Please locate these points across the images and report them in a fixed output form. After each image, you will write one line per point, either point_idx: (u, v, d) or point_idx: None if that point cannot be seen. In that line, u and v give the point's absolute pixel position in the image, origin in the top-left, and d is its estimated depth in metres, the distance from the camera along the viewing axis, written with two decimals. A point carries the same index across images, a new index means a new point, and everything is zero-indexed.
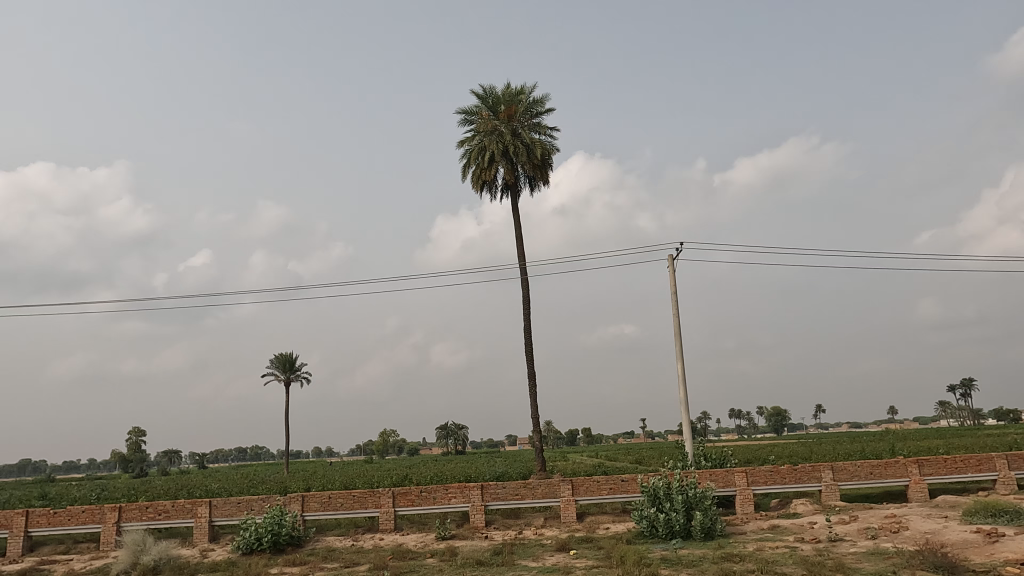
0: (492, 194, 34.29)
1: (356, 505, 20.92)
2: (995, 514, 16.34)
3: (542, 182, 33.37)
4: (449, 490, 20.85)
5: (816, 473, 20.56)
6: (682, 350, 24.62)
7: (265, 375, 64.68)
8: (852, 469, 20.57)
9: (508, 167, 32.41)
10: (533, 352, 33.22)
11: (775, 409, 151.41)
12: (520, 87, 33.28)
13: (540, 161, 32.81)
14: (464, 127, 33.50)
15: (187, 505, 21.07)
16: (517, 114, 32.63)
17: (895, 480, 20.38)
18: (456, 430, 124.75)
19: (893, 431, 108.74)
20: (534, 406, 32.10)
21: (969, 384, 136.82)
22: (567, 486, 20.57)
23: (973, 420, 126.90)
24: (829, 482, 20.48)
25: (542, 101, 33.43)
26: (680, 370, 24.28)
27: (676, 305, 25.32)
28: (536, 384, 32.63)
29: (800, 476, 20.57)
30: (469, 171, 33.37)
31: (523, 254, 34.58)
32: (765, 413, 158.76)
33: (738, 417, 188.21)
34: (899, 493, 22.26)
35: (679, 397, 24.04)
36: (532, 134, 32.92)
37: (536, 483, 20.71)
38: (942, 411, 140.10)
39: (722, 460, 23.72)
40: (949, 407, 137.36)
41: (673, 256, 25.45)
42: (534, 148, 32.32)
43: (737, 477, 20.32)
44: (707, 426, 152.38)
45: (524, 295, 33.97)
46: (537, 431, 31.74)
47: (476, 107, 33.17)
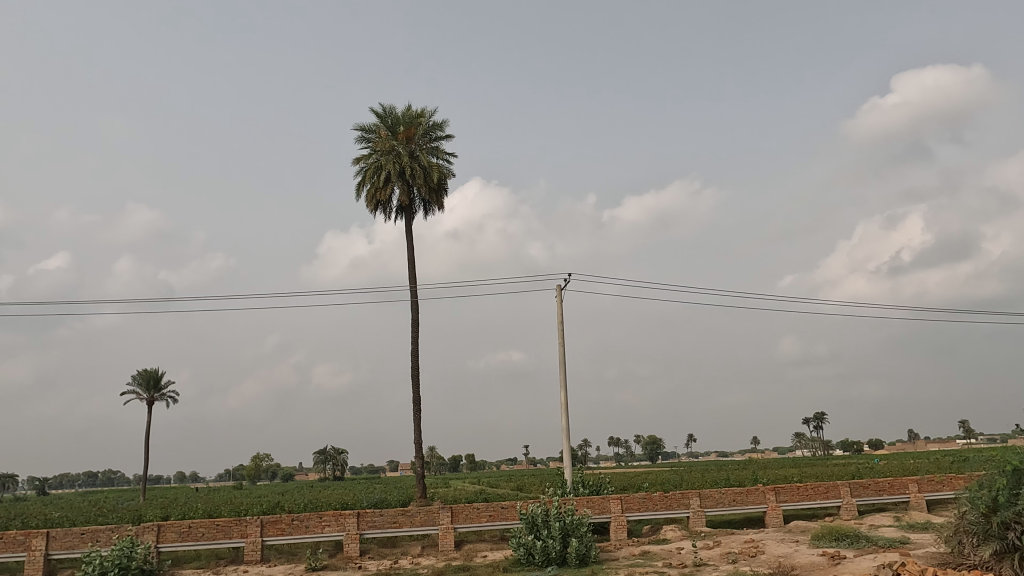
0: (385, 214, 33.84)
1: (220, 534, 19.52)
2: (838, 538, 17.82)
3: (437, 206, 33.34)
4: (323, 518, 19.96)
5: (684, 499, 21.55)
6: (565, 377, 25.20)
7: (124, 393, 59.44)
8: (717, 496, 21.71)
9: (404, 188, 32.12)
10: (419, 375, 32.75)
11: (651, 438, 157.79)
12: (420, 109, 33.22)
13: (436, 185, 32.75)
14: (360, 145, 32.98)
15: (20, 537, 18.81)
16: (415, 137, 32.52)
17: (754, 506, 21.76)
18: (335, 455, 119.99)
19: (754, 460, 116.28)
20: (418, 433, 31.54)
21: (821, 417, 149.23)
22: (446, 513, 20.26)
23: (824, 450, 138.33)
24: (696, 508, 21.51)
25: (441, 126, 33.53)
26: (563, 398, 24.81)
27: (562, 333, 25.97)
28: (420, 410, 32.12)
29: (670, 503, 21.46)
30: (364, 190, 32.82)
31: (414, 277, 34.24)
32: (642, 442, 164.68)
33: (617, 445, 194.46)
34: (757, 519, 23.76)
35: (561, 423, 24.48)
36: (430, 157, 32.90)
37: (415, 510, 20.29)
38: (798, 441, 151.61)
39: (598, 487, 24.30)
40: (804, 438, 148.98)
41: (561, 286, 26.12)
42: (431, 171, 32.21)
43: (612, 504, 20.88)
44: (588, 453, 155.83)
45: (414, 318, 33.56)
46: (419, 457, 31.08)
47: (374, 125, 32.76)
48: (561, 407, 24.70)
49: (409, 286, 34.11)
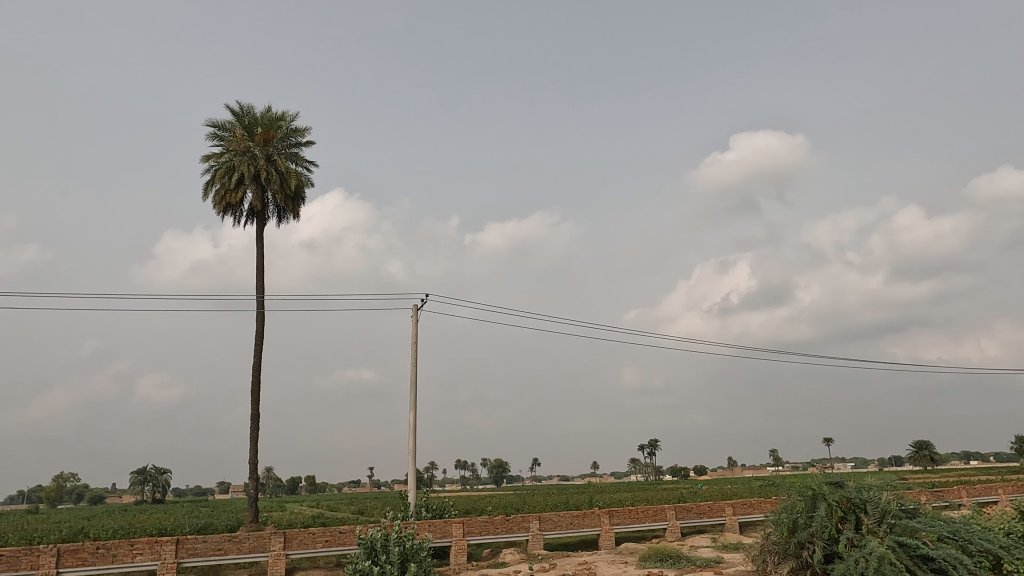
0: (234, 218, 31.83)
1: (4, 566, 16.99)
2: (662, 559, 18.99)
3: (292, 214, 31.90)
4: (135, 546, 18.03)
5: (525, 523, 21.94)
6: (416, 398, 24.88)
7: None
8: (555, 519, 22.35)
9: (257, 193, 30.42)
10: (259, 391, 30.80)
11: (497, 461, 159.81)
12: (281, 112, 31.81)
13: (293, 192, 31.37)
14: (211, 142, 30.88)
15: None
16: (273, 140, 31.03)
17: (589, 529, 22.65)
18: (156, 475, 109.45)
19: (593, 483, 121.50)
20: (254, 452, 29.56)
21: (655, 444, 159.17)
22: (278, 539, 19.10)
23: (656, 475, 147.60)
24: (535, 532, 21.97)
25: (302, 132, 32.29)
26: (411, 419, 24.46)
27: (416, 354, 25.70)
28: (258, 428, 30.16)
29: (510, 526, 21.75)
30: (211, 190, 30.68)
31: (262, 286, 32.39)
32: (488, 465, 166.12)
33: (463, 468, 194.66)
34: (592, 541, 24.72)
35: (408, 445, 24.09)
36: (288, 163, 31.52)
37: (243, 536, 18.91)
38: (632, 466, 160.44)
39: (442, 511, 24.09)
40: (638, 463, 157.93)
41: (418, 306, 25.95)
42: (288, 178, 30.83)
43: (454, 527, 20.79)
44: (434, 476, 154.41)
45: (259, 330, 31.67)
46: (253, 479, 29.06)
47: (229, 123, 30.87)
48: (409, 428, 24.33)
49: (256, 295, 32.20)
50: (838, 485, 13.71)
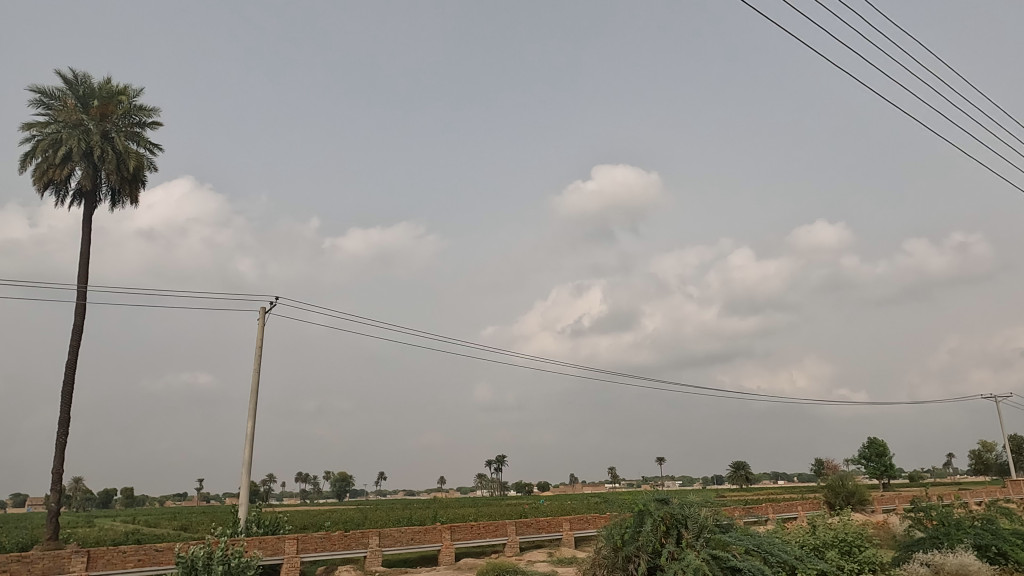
0: (58, 197, 28.52)
1: None
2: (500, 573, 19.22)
3: (128, 198, 29.11)
4: None
5: (363, 539, 21.34)
6: (256, 406, 23.46)
7: None
8: (396, 535, 21.95)
9: (87, 172, 27.45)
10: (71, 392, 27.50)
11: (341, 474, 154.34)
12: (124, 86, 29.05)
13: (131, 175, 28.66)
14: (34, 110, 27.48)
15: None
16: (112, 115, 28.24)
17: (430, 544, 22.46)
18: None
19: (438, 499, 120.76)
20: (59, 461, 26.28)
21: (502, 460, 161.74)
22: (80, 559, 17.07)
23: (501, 490, 149.95)
24: (374, 548, 21.40)
25: (147, 110, 29.67)
26: (249, 429, 23.00)
27: (259, 360, 24.29)
28: (67, 434, 26.89)
29: (348, 542, 21.04)
30: (31, 163, 27.25)
31: (85, 274, 29.13)
32: (331, 479, 159.80)
33: (304, 481, 186.03)
34: (431, 558, 24.54)
35: (243, 456, 22.61)
36: (128, 142, 28.76)
37: (36, 557, 16.72)
38: (479, 482, 161.57)
39: (275, 526, 22.77)
40: (485, 479, 159.42)
41: (265, 310, 24.68)
42: (127, 159, 28.12)
43: (287, 544, 19.74)
44: (271, 490, 145.84)
45: (77, 323, 28.39)
46: (56, 491, 25.77)
47: (59, 91, 27.65)
48: (247, 438, 22.86)
49: (77, 285, 28.89)
50: (664, 501, 14.69)
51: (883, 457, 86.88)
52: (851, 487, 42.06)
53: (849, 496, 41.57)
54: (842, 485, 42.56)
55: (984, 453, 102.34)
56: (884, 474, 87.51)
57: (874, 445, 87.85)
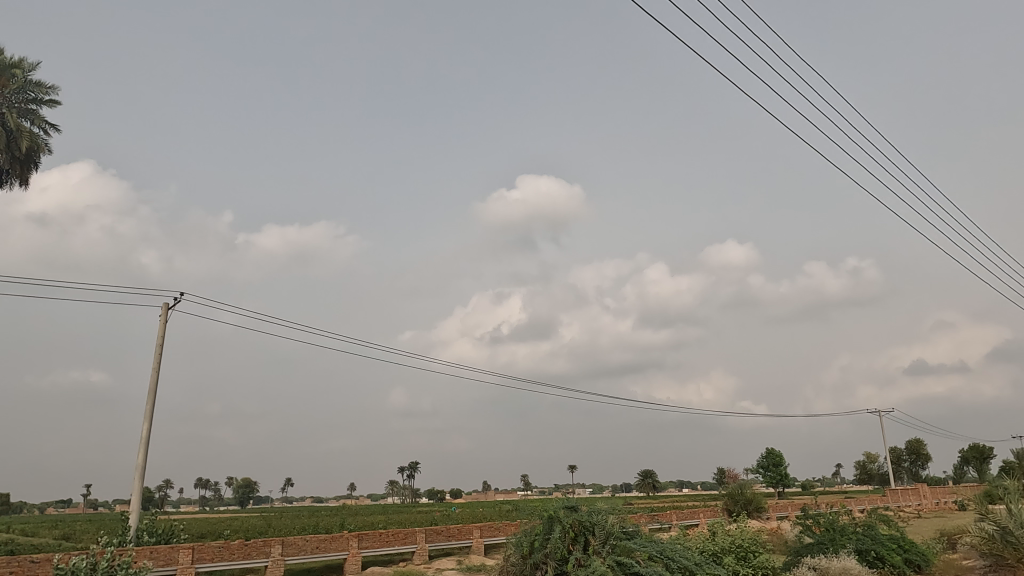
0: None
1: None
2: None
3: (17, 179, 26.96)
4: None
5: (265, 548, 20.54)
6: (153, 407, 22.18)
7: None
8: (300, 543, 21.21)
9: None
10: None
11: (245, 480, 148.09)
12: (19, 60, 26.97)
13: (22, 154, 26.60)
14: None
15: None
16: (3, 90, 26.16)
17: (336, 553, 21.85)
18: None
19: (348, 506, 117.95)
20: None
21: (415, 467, 159.89)
22: None
23: (412, 498, 148.24)
24: (276, 557, 20.60)
25: (44, 87, 27.66)
26: (144, 431, 21.70)
27: (159, 358, 23.01)
28: None
29: (248, 551, 20.16)
30: None
31: None
32: (234, 485, 153.01)
33: (205, 487, 177.19)
34: (337, 567, 23.90)
35: (137, 460, 21.30)
36: (20, 120, 26.68)
37: None
38: (390, 489, 158.83)
39: (169, 535, 21.53)
40: (397, 487, 156.88)
41: (169, 306, 23.46)
42: (18, 137, 26.08)
43: (181, 554, 18.75)
44: (168, 496, 137.95)
45: None
46: None
47: None
48: (142, 441, 21.55)
49: None
50: (573, 508, 14.95)
51: (779, 466, 91.84)
52: (749, 495, 44.20)
53: (747, 504, 43.66)
54: (741, 493, 44.67)
55: (868, 463, 110.04)
56: (780, 483, 92.50)
57: (771, 455, 92.80)
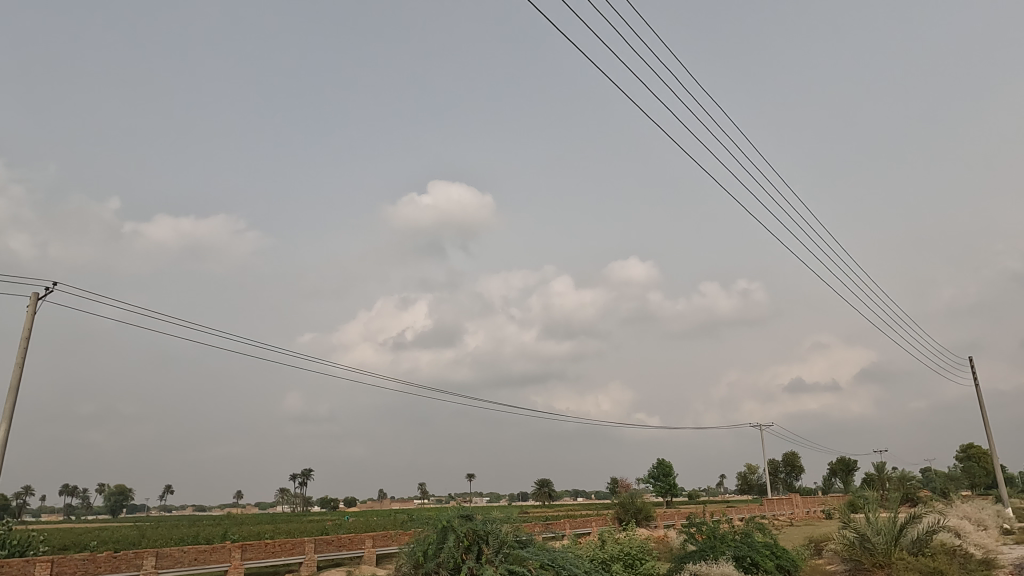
0: None
1: None
2: None
3: None
4: None
5: (136, 560, 19.16)
6: (14, 406, 20.26)
7: None
8: (177, 555, 19.94)
9: None
10: None
11: (118, 488, 137.74)
12: None
13: None
14: None
15: None
16: None
17: (216, 565, 20.70)
18: None
19: (232, 516, 112.18)
20: None
21: (307, 474, 154.58)
22: None
23: (303, 506, 143.13)
24: (148, 570, 19.25)
25: None
26: (2, 433, 19.76)
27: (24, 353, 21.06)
28: None
29: (117, 564, 18.74)
30: None
31: None
32: (105, 493, 141.86)
33: (71, 495, 163.17)
34: None
35: None
36: None
37: None
38: (279, 497, 152.42)
39: (25, 547, 19.65)
40: (287, 495, 150.81)
41: (39, 296, 21.57)
42: None
43: (38, 568, 17.18)
44: (26, 505, 125.93)
45: None
46: None
47: None
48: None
49: None
50: (469, 517, 14.94)
51: (668, 476, 95.76)
52: (639, 504, 45.83)
53: (636, 512, 45.25)
54: (632, 502, 46.19)
55: (749, 474, 116.77)
56: (668, 493, 96.39)
57: (662, 465, 96.66)
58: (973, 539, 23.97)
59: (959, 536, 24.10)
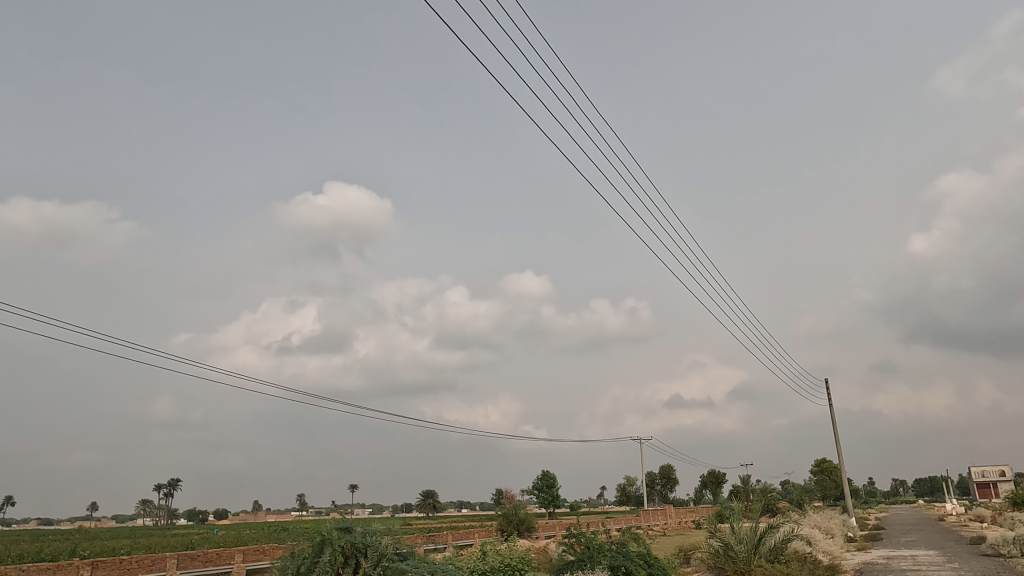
0: None
1: None
2: None
3: None
4: None
5: None
6: None
7: None
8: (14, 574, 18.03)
9: None
10: None
11: None
12: None
13: None
14: None
15: None
16: None
17: None
18: None
19: (85, 530, 102.82)
20: None
21: (175, 484, 144.74)
22: None
23: (168, 518, 133.87)
24: None
25: None
26: None
27: None
28: None
29: None
30: None
31: None
32: None
33: None
34: None
35: None
36: None
37: None
38: (141, 509, 141.48)
39: None
40: (150, 506, 140.33)
41: None
42: None
43: None
44: None
45: None
46: None
47: None
48: None
49: None
50: (347, 529, 14.50)
51: (552, 488, 97.60)
52: (522, 515, 46.40)
53: (519, 524, 45.79)
54: (515, 513, 46.69)
55: (628, 486, 121.34)
56: (551, 504, 98.17)
57: (546, 477, 98.43)
58: (822, 546, 26.12)
59: (810, 544, 26.20)
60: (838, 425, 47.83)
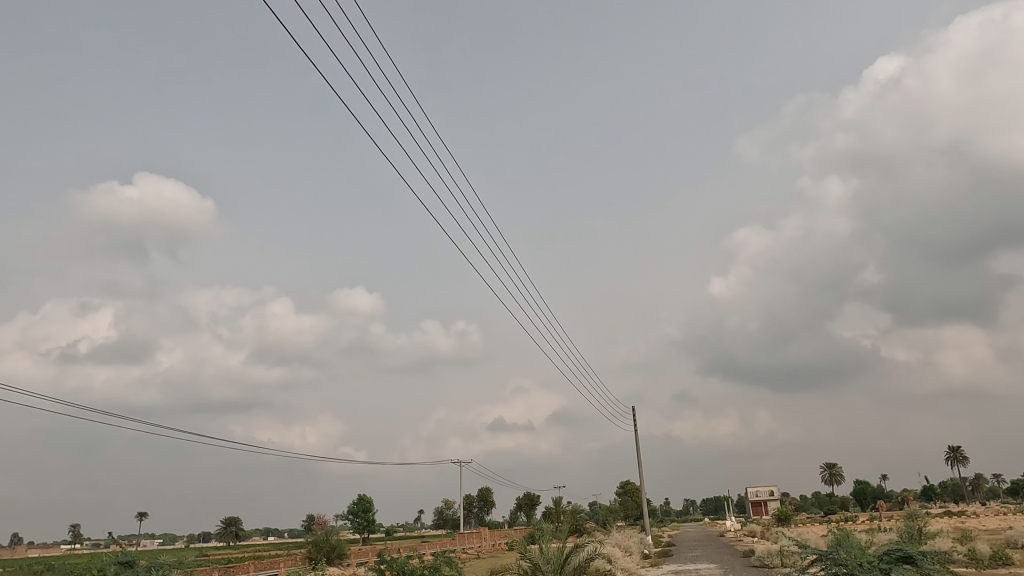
0: None
1: None
2: None
3: None
4: None
5: None
6: None
7: None
8: None
9: None
10: None
11: None
12: None
13: None
14: None
15: None
16: None
17: None
18: None
19: None
20: None
21: None
22: None
23: None
24: None
25: None
26: None
27: None
28: None
29: None
30: None
31: None
32: None
33: None
34: None
35: None
36: None
37: None
38: None
39: None
40: None
41: None
42: None
43: None
44: None
45: None
46: None
47: None
48: None
49: None
50: (127, 564, 12.95)
51: (367, 512, 94.75)
52: (333, 542, 44.42)
53: (330, 550, 43.75)
54: (326, 540, 44.59)
55: (445, 510, 121.41)
56: (365, 529, 95.29)
57: (362, 501, 95.35)
58: (621, 563, 28.02)
59: (610, 561, 27.95)
60: (640, 451, 51.88)
